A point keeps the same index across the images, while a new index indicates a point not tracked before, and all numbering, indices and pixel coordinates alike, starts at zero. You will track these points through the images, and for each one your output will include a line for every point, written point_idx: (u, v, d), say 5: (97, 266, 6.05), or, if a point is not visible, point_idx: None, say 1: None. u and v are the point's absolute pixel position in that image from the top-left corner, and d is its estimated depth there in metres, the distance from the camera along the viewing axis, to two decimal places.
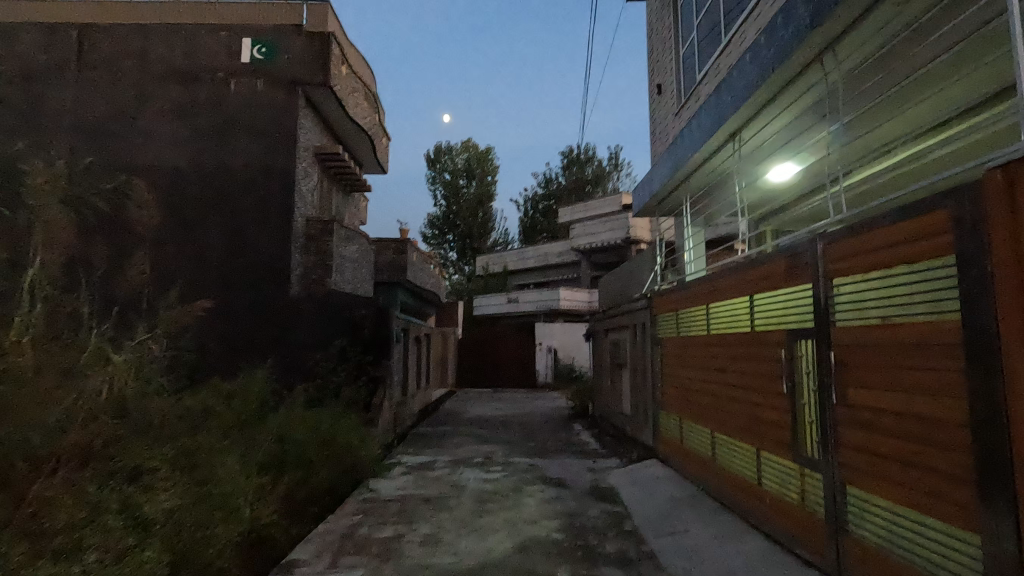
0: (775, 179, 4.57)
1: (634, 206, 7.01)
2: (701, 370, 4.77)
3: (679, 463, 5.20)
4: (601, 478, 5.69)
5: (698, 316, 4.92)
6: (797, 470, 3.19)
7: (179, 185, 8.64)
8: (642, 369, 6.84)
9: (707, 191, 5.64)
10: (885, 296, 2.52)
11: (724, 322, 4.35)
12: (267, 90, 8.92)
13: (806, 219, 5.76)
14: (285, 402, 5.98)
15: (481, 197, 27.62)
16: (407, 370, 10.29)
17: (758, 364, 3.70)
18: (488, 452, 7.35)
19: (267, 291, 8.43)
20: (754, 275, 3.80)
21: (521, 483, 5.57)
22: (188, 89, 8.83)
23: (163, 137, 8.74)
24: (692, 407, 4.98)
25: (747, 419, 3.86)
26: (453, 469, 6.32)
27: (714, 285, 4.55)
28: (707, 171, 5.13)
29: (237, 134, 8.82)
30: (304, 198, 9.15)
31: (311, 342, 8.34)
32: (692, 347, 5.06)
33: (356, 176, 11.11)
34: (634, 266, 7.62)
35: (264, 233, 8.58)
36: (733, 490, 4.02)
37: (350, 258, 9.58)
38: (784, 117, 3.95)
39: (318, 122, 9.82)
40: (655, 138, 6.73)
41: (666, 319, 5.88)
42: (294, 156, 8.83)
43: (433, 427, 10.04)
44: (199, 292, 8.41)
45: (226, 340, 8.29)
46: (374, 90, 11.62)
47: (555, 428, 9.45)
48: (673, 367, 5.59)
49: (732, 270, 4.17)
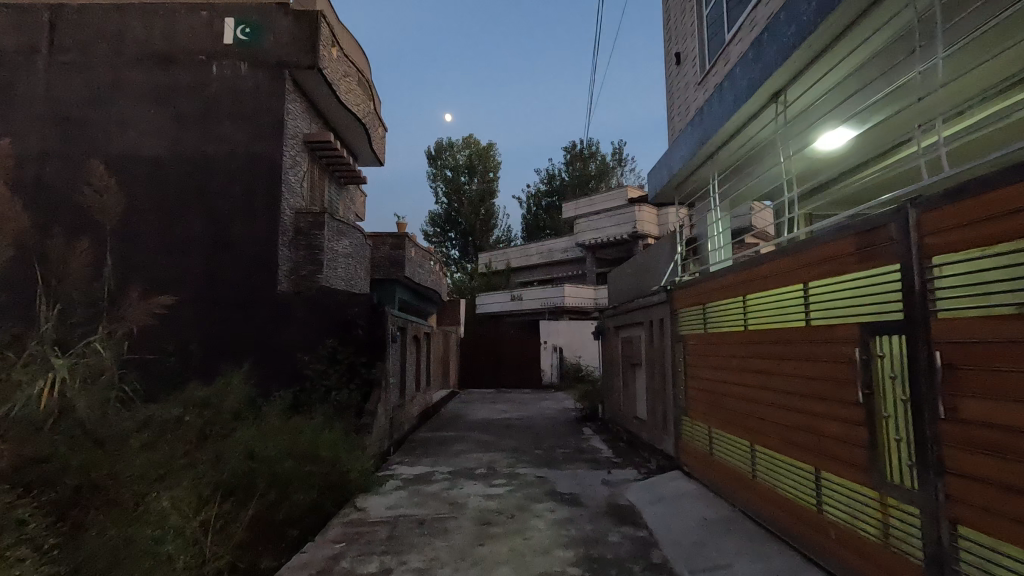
0: (823, 148, 3.91)
1: (649, 188, 6.36)
2: (737, 372, 4.10)
3: (710, 477, 4.55)
4: (619, 493, 5.04)
5: (732, 310, 4.24)
6: (878, 500, 2.54)
7: (156, 175, 8.03)
8: (659, 368, 6.21)
9: (736, 170, 4.98)
10: (1017, 276, 1.87)
11: (765, 316, 3.70)
12: (252, 73, 8.30)
13: (846, 201, 5.15)
14: (265, 410, 5.35)
15: (483, 194, 27.00)
16: (405, 372, 9.65)
17: (815, 367, 3.04)
18: (491, 462, 6.70)
19: (252, 289, 7.83)
20: (810, 257, 3.14)
21: (529, 500, 4.92)
22: (167, 73, 8.23)
23: (140, 124, 8.12)
24: (725, 414, 4.31)
25: (800, 432, 3.21)
26: (452, 483, 5.68)
27: (753, 272, 3.87)
28: (739, 144, 4.47)
29: (220, 121, 8.21)
30: (292, 189, 8.53)
31: (300, 343, 7.72)
32: (723, 345, 4.41)
33: (350, 167, 10.50)
34: (648, 257, 6.97)
35: (249, 226, 7.97)
36: (784, 516, 3.38)
37: (343, 253, 8.95)
38: (842, 68, 3.29)
39: (307, 108, 9.20)
40: (674, 113, 6.09)
41: (690, 315, 5.23)
42: (281, 143, 8.22)
43: (433, 432, 9.42)
44: (178, 289, 7.80)
45: (208, 341, 7.68)
46: (368, 76, 11.00)
47: (563, 432, 8.82)
48: (701, 367, 4.90)
49: (776, 253, 3.52)
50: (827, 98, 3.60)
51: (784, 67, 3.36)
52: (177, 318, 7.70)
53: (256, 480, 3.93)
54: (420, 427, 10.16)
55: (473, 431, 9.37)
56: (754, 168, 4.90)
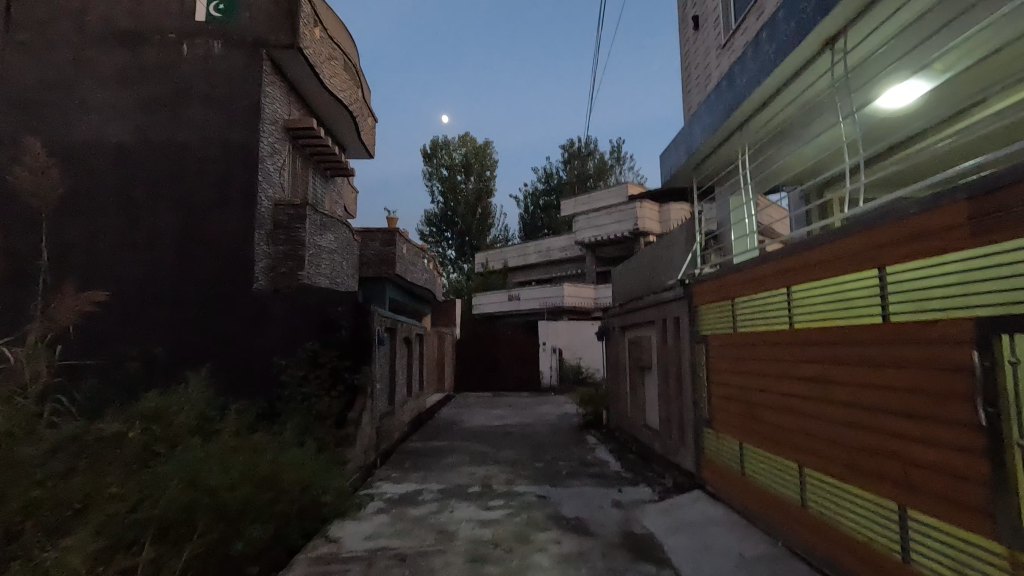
0: (890, 100, 3.24)
1: (662, 171, 5.69)
2: (780, 380, 3.46)
3: (742, 501, 3.90)
4: (634, 519, 4.34)
5: (773, 306, 3.57)
6: (1004, 557, 1.88)
7: (119, 163, 7.31)
8: (675, 373, 5.54)
9: (767, 143, 4.34)
10: None
11: (819, 310, 3.04)
12: (226, 53, 7.61)
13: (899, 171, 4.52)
14: (228, 425, 4.65)
15: (480, 192, 26.32)
16: (394, 376, 8.95)
17: (900, 376, 2.39)
18: (487, 477, 6.01)
19: (225, 287, 7.14)
20: (887, 236, 2.48)
21: (530, 527, 4.24)
22: (133, 53, 7.52)
23: (103, 108, 7.41)
24: (763, 427, 3.67)
25: (875, 456, 2.56)
26: (441, 505, 4.97)
27: (802, 259, 3.21)
28: (773, 110, 3.84)
29: (191, 105, 7.51)
30: (271, 179, 7.83)
31: (277, 346, 7.02)
32: (761, 347, 3.75)
33: (336, 156, 9.83)
34: (659, 249, 6.32)
35: (222, 218, 7.28)
36: (850, 562, 2.71)
37: (327, 249, 8.27)
38: (919, 3, 2.61)
39: (288, 92, 8.51)
40: (692, 85, 5.43)
41: (714, 311, 4.58)
42: (257, 128, 7.52)
43: (426, 441, 8.74)
44: (141, 287, 7.08)
45: (176, 344, 6.98)
46: (356, 61, 10.32)
47: (565, 441, 8.14)
48: (729, 373, 4.25)
49: (836, 233, 2.86)
50: (896, 43, 2.91)
51: (842, 6, 2.68)
52: (141, 319, 7.00)
53: (197, 515, 3.21)
54: (411, 435, 9.46)
55: (468, 440, 8.68)
56: (792, 140, 4.22)
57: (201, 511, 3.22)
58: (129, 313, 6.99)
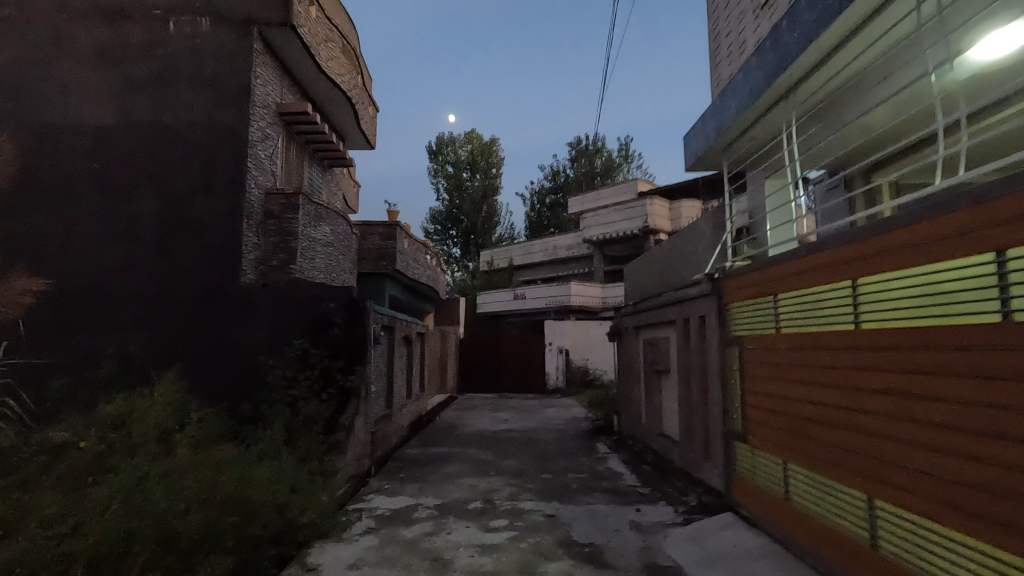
0: (989, 44, 2.64)
1: (685, 156, 5.17)
2: (836, 392, 2.98)
3: (784, 530, 3.39)
4: (657, 547, 3.79)
5: (826, 304, 3.08)
6: None
7: (100, 147, 6.81)
8: (698, 379, 4.98)
9: (820, 111, 3.82)
10: None
11: (897, 309, 2.55)
12: (214, 30, 7.08)
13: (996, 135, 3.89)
14: (200, 433, 4.11)
15: (486, 190, 25.68)
16: (392, 377, 8.42)
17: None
18: (489, 491, 5.47)
19: (210, 280, 6.63)
20: (1009, 212, 2.01)
21: (538, 555, 3.68)
22: (116, 31, 7.01)
23: (83, 88, 6.91)
24: (813, 447, 3.16)
25: (989, 496, 2.06)
26: (436, 525, 4.42)
27: (877, 243, 2.69)
28: (833, 70, 3.32)
29: (177, 86, 7.00)
30: (262, 166, 7.31)
31: (265, 345, 6.49)
32: (808, 353, 3.26)
33: (333, 145, 9.32)
34: (680, 242, 5.76)
35: (208, 206, 6.77)
36: None
37: (322, 242, 7.75)
38: None
39: (281, 74, 7.99)
40: (724, 57, 4.85)
41: (748, 309, 4.04)
42: (247, 111, 6.99)
43: (424, 448, 8.20)
44: (118, 280, 6.57)
45: (156, 341, 6.46)
46: (356, 46, 9.79)
47: (573, 450, 7.58)
48: (766, 382, 3.74)
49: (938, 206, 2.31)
50: None
51: None
52: (119, 315, 6.49)
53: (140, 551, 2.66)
54: (410, 440, 8.95)
55: (469, 446, 8.15)
56: (851, 106, 3.69)
57: (142, 543, 2.65)
58: (107, 308, 6.50)
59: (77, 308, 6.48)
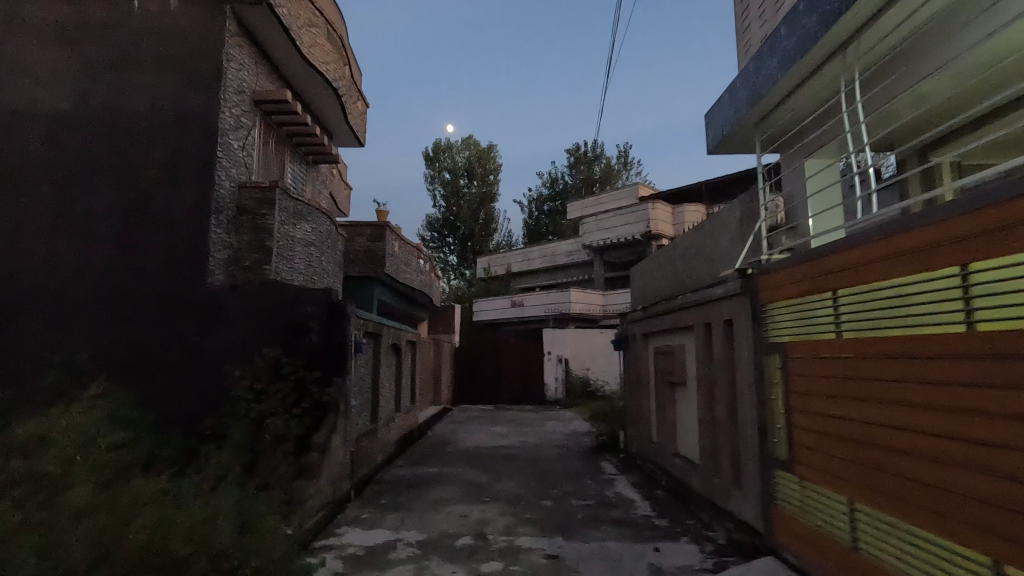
0: None
1: (709, 136, 4.57)
2: (927, 415, 2.28)
3: None
4: None
5: (912, 302, 2.38)
6: None
7: (52, 135, 6.09)
8: (725, 394, 4.28)
9: (887, 65, 3.17)
10: None
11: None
12: (183, 8, 6.38)
13: None
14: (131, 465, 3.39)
15: (484, 197, 24.93)
16: (379, 389, 7.71)
17: None
18: (481, 522, 4.74)
19: (172, 281, 5.92)
20: None
21: None
22: (75, 8, 6.30)
23: (36, 72, 6.19)
24: (897, 487, 2.45)
25: None
26: (417, 570, 3.68)
27: (1002, 216, 1.98)
28: (918, 5, 2.63)
29: (140, 68, 6.30)
30: (234, 158, 6.60)
31: (231, 354, 5.77)
32: (882, 364, 2.55)
33: (319, 138, 8.67)
34: (699, 237, 5.09)
35: (172, 201, 6.07)
36: None
37: (303, 241, 7.04)
38: None
39: (259, 60, 7.31)
40: (757, 22, 4.21)
41: (793, 310, 3.35)
42: (217, 97, 6.31)
43: (412, 468, 7.47)
44: (69, 281, 5.85)
45: (109, 351, 5.74)
46: (343, 35, 9.17)
47: (576, 470, 6.86)
48: (821, 401, 3.04)
49: None
50: None
51: None
52: (69, 322, 5.77)
53: None
54: (397, 458, 8.21)
55: (461, 466, 7.41)
56: (923, 60, 3.03)
57: None
58: (56, 314, 5.78)
59: (21, 313, 5.76)
